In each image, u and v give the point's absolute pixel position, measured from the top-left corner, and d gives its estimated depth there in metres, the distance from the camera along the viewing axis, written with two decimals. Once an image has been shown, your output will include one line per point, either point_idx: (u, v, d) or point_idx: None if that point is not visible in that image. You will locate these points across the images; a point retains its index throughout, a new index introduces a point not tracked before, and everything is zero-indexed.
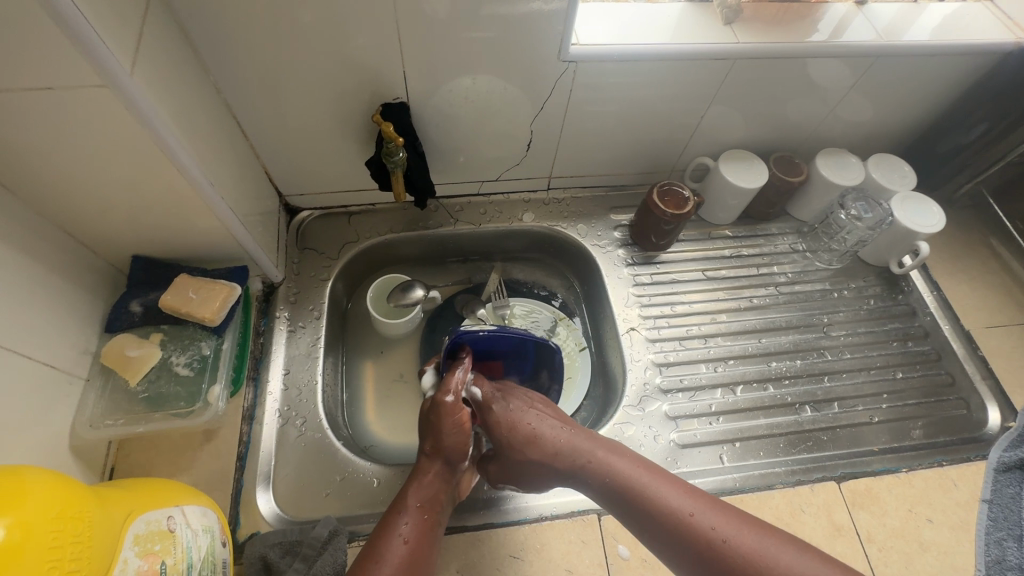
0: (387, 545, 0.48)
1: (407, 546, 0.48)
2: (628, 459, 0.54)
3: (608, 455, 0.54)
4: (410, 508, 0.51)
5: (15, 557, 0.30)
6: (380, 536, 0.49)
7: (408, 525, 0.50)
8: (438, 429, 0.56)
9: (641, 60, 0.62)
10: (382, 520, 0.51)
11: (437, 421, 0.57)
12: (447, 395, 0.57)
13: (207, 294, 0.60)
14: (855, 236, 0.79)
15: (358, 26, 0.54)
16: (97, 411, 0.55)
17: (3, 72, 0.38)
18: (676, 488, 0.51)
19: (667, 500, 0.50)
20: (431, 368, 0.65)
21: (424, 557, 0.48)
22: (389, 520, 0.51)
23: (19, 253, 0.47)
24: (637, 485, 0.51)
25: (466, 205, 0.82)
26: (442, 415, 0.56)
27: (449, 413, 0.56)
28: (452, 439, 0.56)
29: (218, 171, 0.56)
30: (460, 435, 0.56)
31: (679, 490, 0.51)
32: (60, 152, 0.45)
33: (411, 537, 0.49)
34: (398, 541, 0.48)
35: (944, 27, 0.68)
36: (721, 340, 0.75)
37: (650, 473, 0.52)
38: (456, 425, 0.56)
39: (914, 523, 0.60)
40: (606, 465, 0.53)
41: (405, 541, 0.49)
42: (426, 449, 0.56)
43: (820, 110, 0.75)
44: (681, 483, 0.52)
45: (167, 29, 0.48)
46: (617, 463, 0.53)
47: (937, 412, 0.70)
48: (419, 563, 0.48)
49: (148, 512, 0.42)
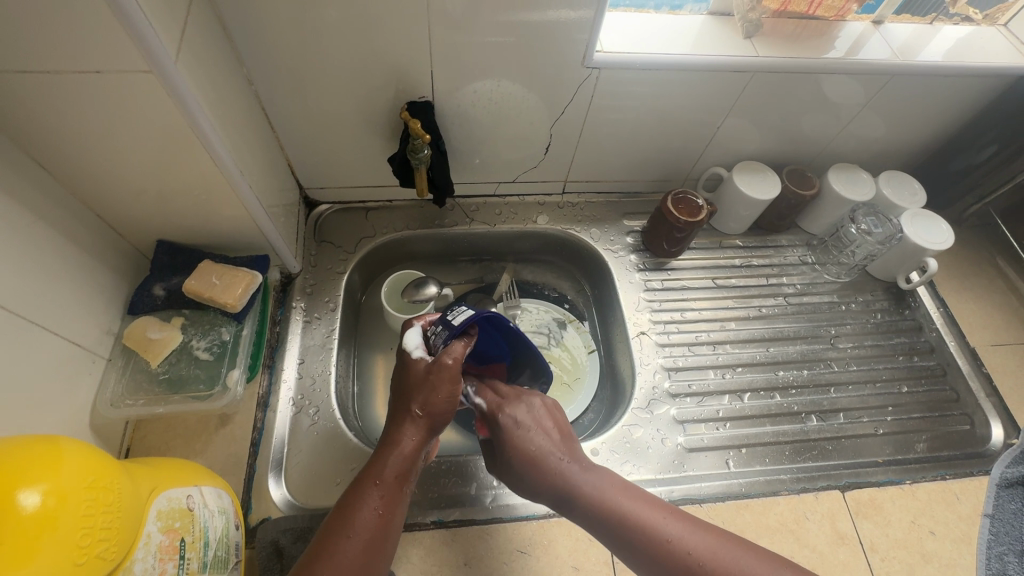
0: (360, 516, 0.47)
1: (379, 518, 0.48)
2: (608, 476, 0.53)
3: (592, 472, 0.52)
4: (386, 479, 0.49)
5: (52, 522, 0.30)
6: (352, 504, 0.48)
7: (382, 496, 0.49)
8: (429, 391, 0.53)
9: (662, 69, 0.64)
10: (355, 484, 0.50)
11: (433, 384, 0.53)
12: (447, 358, 0.53)
13: (230, 280, 0.61)
14: (864, 251, 0.80)
15: (391, 26, 0.56)
16: (118, 390, 0.56)
17: (55, 54, 0.39)
18: (651, 503, 0.50)
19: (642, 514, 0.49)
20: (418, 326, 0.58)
21: (393, 529, 0.49)
22: (361, 489, 0.49)
23: (53, 231, 0.49)
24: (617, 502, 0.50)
25: (482, 205, 0.83)
26: (439, 376, 0.53)
27: (449, 378, 0.53)
28: (443, 404, 0.53)
29: (246, 160, 0.57)
30: (451, 403, 0.53)
31: (652, 505, 0.50)
32: (99, 135, 0.46)
33: (384, 511, 0.48)
34: (371, 513, 0.47)
35: (958, 49, 0.69)
36: (730, 347, 0.76)
37: (628, 491, 0.51)
38: (449, 393, 0.53)
39: (917, 534, 0.61)
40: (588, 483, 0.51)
41: (377, 513, 0.48)
42: (413, 410, 0.53)
43: (833, 126, 0.76)
44: (657, 500, 0.51)
45: (208, 21, 0.50)
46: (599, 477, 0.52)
47: (940, 427, 0.71)
48: (388, 536, 0.48)
49: (170, 489, 0.43)
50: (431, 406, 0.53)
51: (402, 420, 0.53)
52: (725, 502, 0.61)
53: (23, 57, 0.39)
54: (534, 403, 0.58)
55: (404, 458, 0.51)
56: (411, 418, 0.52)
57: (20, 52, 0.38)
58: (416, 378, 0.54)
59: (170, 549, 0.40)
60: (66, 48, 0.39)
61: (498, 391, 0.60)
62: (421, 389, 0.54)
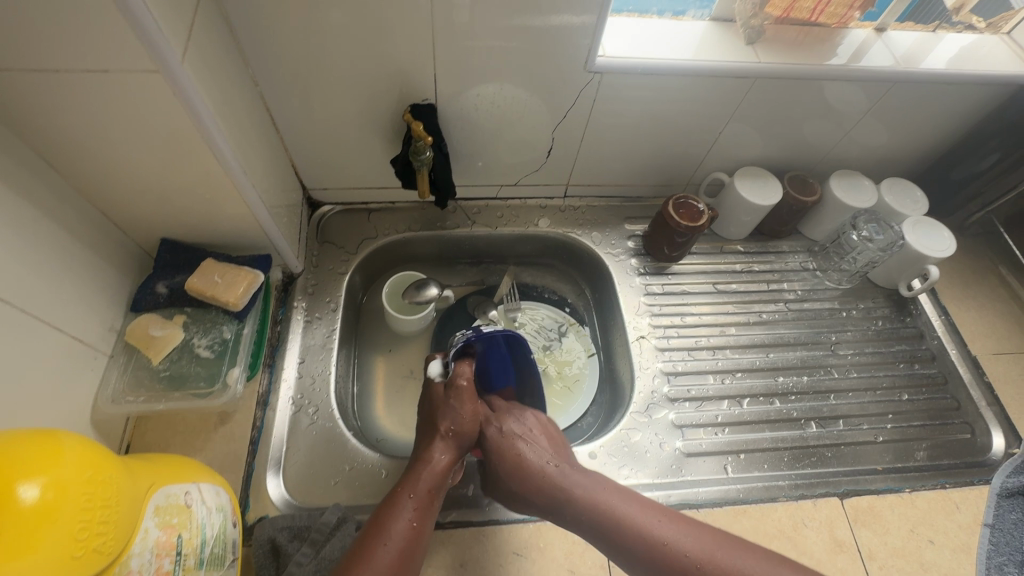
0: (394, 524, 0.48)
1: (413, 528, 0.48)
2: (602, 481, 0.53)
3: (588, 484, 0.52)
4: (420, 491, 0.51)
5: (52, 514, 0.31)
6: (387, 514, 0.49)
7: (416, 507, 0.50)
8: (454, 411, 0.56)
9: (664, 75, 0.64)
10: (389, 497, 0.51)
11: (456, 405, 0.56)
12: (462, 379, 0.57)
13: (232, 278, 0.61)
14: (866, 257, 0.79)
15: (395, 29, 0.56)
16: (119, 386, 0.56)
17: (63, 53, 0.40)
18: (645, 506, 0.50)
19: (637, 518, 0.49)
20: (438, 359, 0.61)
21: (425, 541, 0.49)
22: (395, 500, 0.50)
23: (58, 227, 0.49)
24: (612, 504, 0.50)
25: (483, 208, 0.84)
26: (460, 397, 0.56)
27: (469, 399, 0.57)
28: (468, 424, 0.56)
29: (250, 160, 0.57)
30: (476, 423, 0.56)
31: (648, 509, 0.50)
32: (106, 134, 0.47)
33: (417, 521, 0.49)
34: (406, 522, 0.48)
35: (961, 57, 0.69)
36: (730, 352, 0.76)
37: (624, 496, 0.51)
38: (473, 412, 0.57)
39: (916, 543, 0.60)
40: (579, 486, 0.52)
41: (411, 524, 0.49)
42: (442, 430, 0.55)
43: (835, 132, 0.76)
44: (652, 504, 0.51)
45: (215, 23, 0.51)
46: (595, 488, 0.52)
47: (941, 435, 0.71)
48: (421, 547, 0.48)
49: (168, 485, 0.43)
50: (458, 426, 0.55)
51: (431, 439, 0.55)
52: (722, 508, 0.61)
53: (32, 56, 0.39)
54: (527, 415, 0.59)
55: (437, 472, 0.53)
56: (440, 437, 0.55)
57: (31, 52, 0.39)
58: (439, 403, 0.57)
59: (167, 545, 0.40)
60: (74, 47, 0.39)
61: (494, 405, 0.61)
62: (446, 412, 0.56)
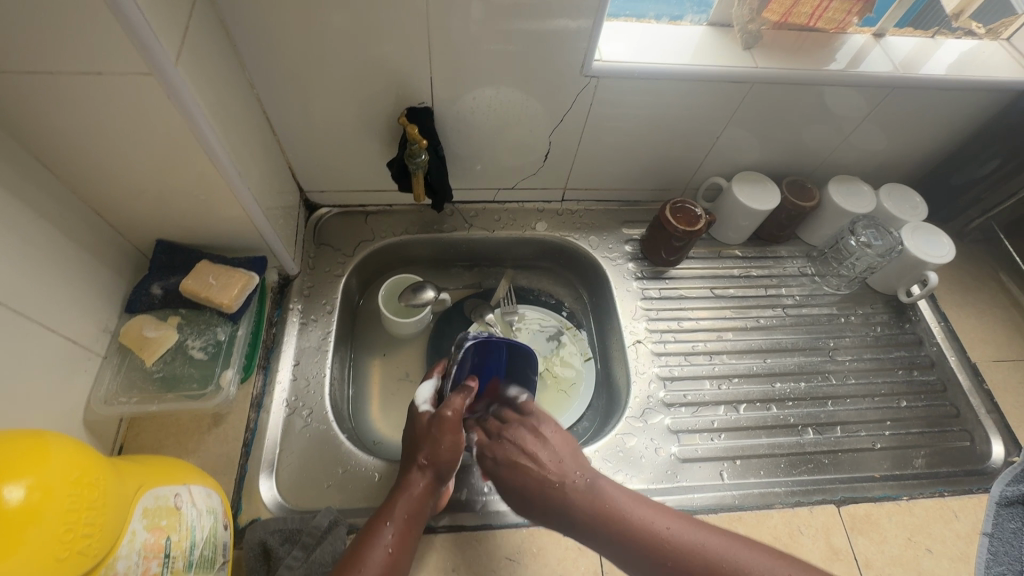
0: (370, 554, 0.47)
1: (389, 556, 0.47)
2: (610, 484, 0.52)
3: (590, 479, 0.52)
4: (396, 519, 0.50)
5: (37, 516, 0.31)
6: (363, 544, 0.48)
7: (392, 535, 0.49)
8: (432, 441, 0.54)
9: (661, 80, 0.64)
10: (367, 525, 0.50)
11: (436, 435, 0.54)
12: (448, 411, 0.54)
13: (226, 280, 0.61)
14: (864, 263, 0.79)
15: (392, 33, 0.57)
16: (112, 387, 0.56)
17: (58, 55, 0.40)
18: (651, 508, 0.49)
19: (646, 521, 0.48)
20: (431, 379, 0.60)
21: (403, 568, 0.48)
22: (373, 528, 0.49)
23: (52, 228, 0.49)
24: (619, 510, 0.49)
25: (481, 211, 0.84)
26: (441, 428, 0.54)
27: (450, 429, 0.53)
28: (447, 455, 0.53)
29: (246, 163, 0.58)
30: (456, 454, 0.53)
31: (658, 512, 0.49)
32: (100, 136, 0.47)
33: (394, 549, 0.48)
34: (380, 550, 0.47)
35: (960, 62, 0.69)
36: (726, 357, 0.75)
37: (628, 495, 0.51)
38: (453, 443, 0.53)
39: (914, 552, 0.60)
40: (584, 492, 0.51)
41: (386, 553, 0.48)
42: (420, 459, 0.53)
43: (834, 138, 0.76)
44: (664, 507, 0.50)
45: (211, 26, 0.51)
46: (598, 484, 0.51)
47: (940, 443, 0.70)
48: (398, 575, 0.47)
49: (157, 488, 0.43)
50: (435, 455, 0.53)
51: (410, 467, 0.54)
52: (718, 514, 0.61)
53: (26, 58, 0.40)
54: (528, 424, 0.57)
55: (414, 499, 0.51)
56: (418, 466, 0.53)
57: (24, 53, 0.39)
58: (421, 430, 0.55)
59: (155, 548, 0.40)
60: (68, 49, 0.39)
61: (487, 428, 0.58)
62: (426, 440, 0.54)
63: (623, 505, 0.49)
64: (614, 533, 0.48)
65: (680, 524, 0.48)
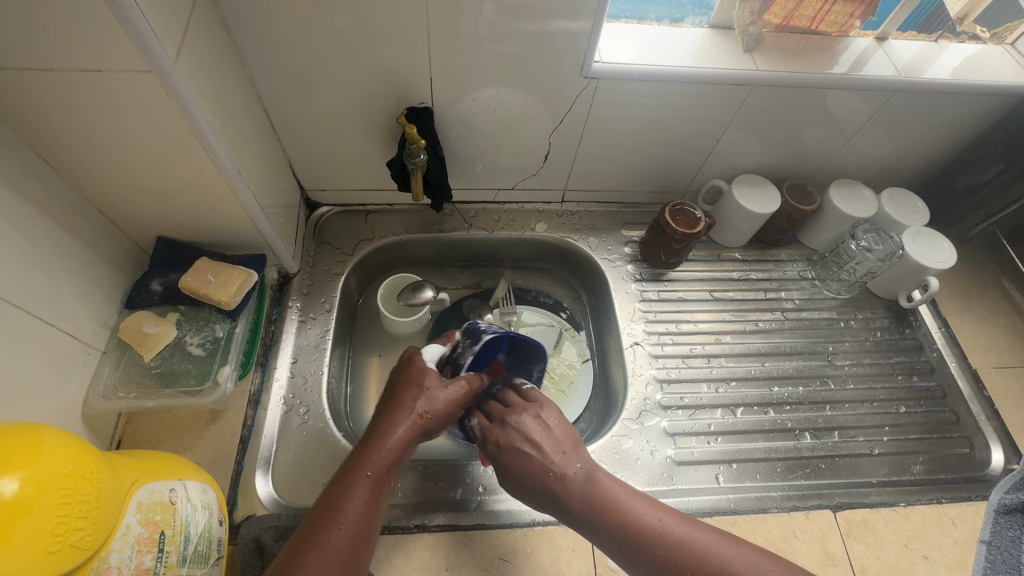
0: (348, 507, 0.44)
1: (366, 512, 0.45)
2: (607, 473, 0.51)
3: (588, 471, 0.50)
4: (378, 470, 0.47)
5: (28, 508, 0.31)
6: (341, 494, 0.45)
7: (371, 487, 0.46)
8: (434, 392, 0.52)
9: (660, 81, 0.64)
10: (344, 472, 0.47)
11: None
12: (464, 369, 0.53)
13: (225, 277, 0.62)
14: (865, 267, 0.78)
15: (392, 34, 0.57)
16: (111, 382, 0.56)
17: (59, 53, 0.40)
18: (646, 500, 0.48)
19: (635, 510, 0.47)
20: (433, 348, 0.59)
21: (376, 523, 0.46)
22: (351, 478, 0.46)
23: (54, 225, 0.50)
24: (613, 499, 0.48)
25: (481, 211, 0.84)
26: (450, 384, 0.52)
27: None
28: (444, 409, 0.52)
29: (246, 161, 0.58)
30: (451, 410, 0.52)
31: (652, 502, 0.47)
32: (101, 133, 0.48)
33: (371, 503, 0.45)
34: (358, 504, 0.44)
35: (963, 67, 0.69)
36: (724, 360, 0.75)
37: (624, 486, 0.49)
38: (453, 400, 0.52)
39: (910, 558, 0.59)
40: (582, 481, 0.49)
41: (365, 506, 0.45)
42: (413, 408, 0.51)
43: (836, 141, 0.76)
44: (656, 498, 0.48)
45: (212, 25, 0.51)
46: (594, 475, 0.50)
47: (939, 449, 0.70)
48: (370, 529, 0.45)
49: (152, 482, 0.43)
50: (434, 408, 0.51)
51: (400, 412, 0.51)
52: (713, 517, 0.61)
53: (26, 55, 0.40)
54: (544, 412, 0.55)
55: (399, 451, 0.48)
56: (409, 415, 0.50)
57: (25, 51, 0.40)
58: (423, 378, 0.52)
59: (149, 541, 0.41)
60: (69, 47, 0.40)
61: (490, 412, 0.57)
62: (425, 389, 0.52)
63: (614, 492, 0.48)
64: (601, 522, 0.47)
65: (668, 514, 0.47)
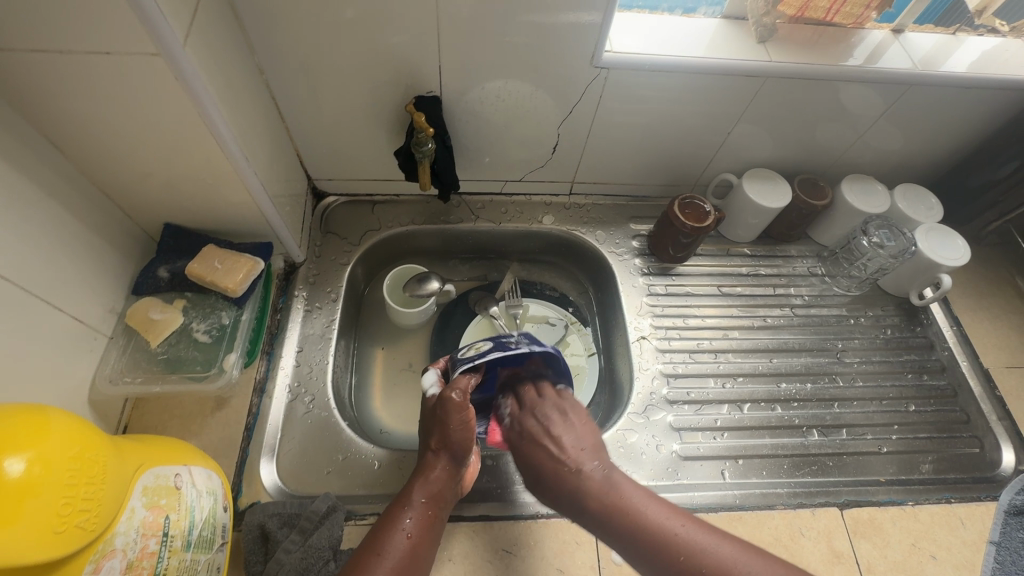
0: (391, 538, 0.47)
1: (410, 542, 0.48)
2: (625, 476, 0.52)
3: (606, 470, 0.52)
4: (416, 503, 0.50)
5: (34, 488, 0.31)
6: (384, 528, 0.48)
7: (413, 519, 0.49)
8: (442, 424, 0.53)
9: (671, 72, 0.63)
10: (387, 510, 0.51)
11: (443, 418, 0.53)
12: (453, 391, 0.53)
13: (232, 265, 0.62)
14: (876, 264, 0.77)
15: (400, 22, 0.56)
16: (118, 367, 0.57)
17: (66, 34, 0.40)
18: (667, 509, 0.48)
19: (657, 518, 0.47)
20: (433, 369, 0.58)
21: (425, 552, 0.48)
22: (393, 513, 0.50)
23: (60, 209, 0.50)
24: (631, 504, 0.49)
25: (488, 203, 0.83)
26: (449, 410, 0.53)
27: (457, 409, 0.53)
28: (458, 436, 0.53)
29: (253, 148, 0.58)
30: (468, 434, 0.53)
31: (672, 511, 0.48)
32: (108, 116, 0.47)
33: (415, 532, 0.48)
34: (402, 536, 0.48)
35: (981, 61, 0.67)
36: (732, 356, 0.74)
37: (642, 490, 0.50)
38: (463, 422, 0.53)
39: (917, 558, 0.58)
40: (597, 480, 0.51)
41: (407, 536, 0.48)
42: (432, 444, 0.54)
43: (849, 136, 0.75)
44: (680, 510, 0.49)
45: (220, 11, 0.51)
46: (612, 476, 0.51)
47: (948, 449, 0.69)
48: (421, 558, 0.48)
49: (157, 466, 0.44)
50: (446, 438, 0.53)
51: (426, 452, 0.54)
52: (719, 512, 0.60)
53: (35, 36, 0.40)
54: (557, 411, 0.58)
55: (432, 484, 0.52)
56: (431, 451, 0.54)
57: (33, 33, 0.39)
58: (431, 414, 0.55)
59: (154, 525, 0.41)
60: (78, 30, 0.40)
61: (522, 399, 0.60)
62: (436, 425, 0.54)
63: (633, 497, 0.49)
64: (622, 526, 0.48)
65: (692, 524, 0.47)
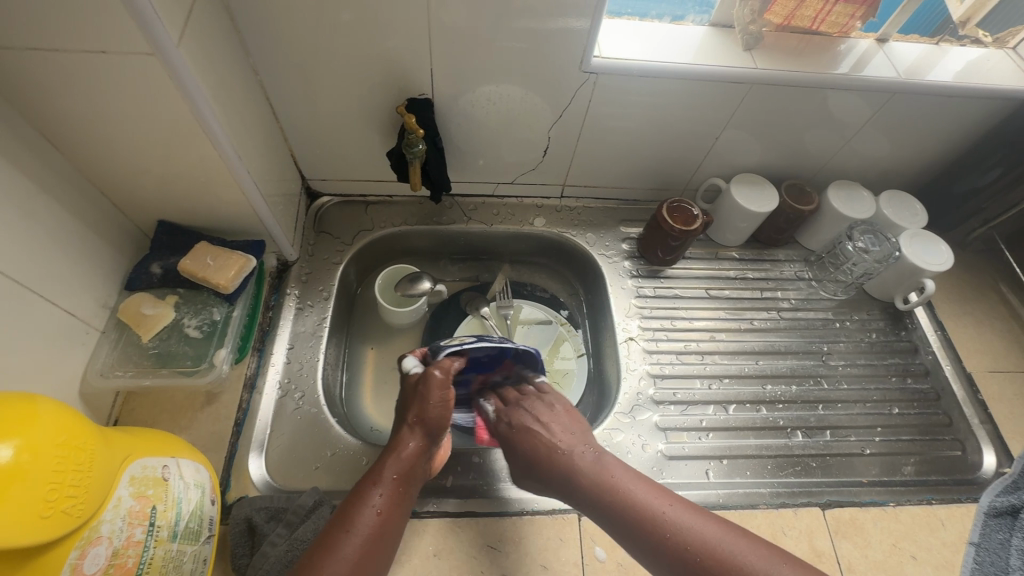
0: (359, 515, 0.48)
1: (378, 520, 0.48)
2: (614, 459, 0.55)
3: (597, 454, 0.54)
4: (386, 479, 0.51)
5: (20, 474, 0.32)
6: (353, 504, 0.49)
7: (381, 496, 0.50)
8: (421, 399, 0.55)
9: (660, 78, 0.64)
10: (357, 486, 0.51)
11: (423, 393, 0.55)
12: (436, 368, 0.55)
13: (223, 262, 0.63)
14: (862, 269, 0.79)
15: (393, 26, 0.57)
16: (109, 361, 0.57)
17: (63, 33, 0.41)
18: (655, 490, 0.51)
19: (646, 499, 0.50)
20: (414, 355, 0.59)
21: (391, 532, 0.49)
22: (363, 489, 0.51)
23: (55, 204, 0.51)
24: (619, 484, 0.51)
25: (480, 205, 0.84)
26: (430, 385, 0.55)
27: (438, 386, 0.55)
28: (434, 412, 0.54)
29: (247, 148, 0.59)
30: (445, 410, 0.54)
31: (661, 492, 0.51)
32: (103, 113, 0.48)
33: (383, 509, 0.49)
34: (371, 512, 0.48)
35: (965, 71, 0.69)
36: (719, 358, 0.75)
37: (629, 472, 0.53)
38: (441, 399, 0.54)
39: (898, 557, 0.59)
40: (590, 464, 0.53)
41: (377, 512, 0.49)
42: (409, 418, 0.55)
43: (835, 142, 0.76)
44: (669, 491, 0.51)
45: (215, 12, 0.52)
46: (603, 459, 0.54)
47: (931, 451, 0.70)
48: (388, 537, 0.48)
49: (145, 457, 0.44)
50: (423, 412, 0.54)
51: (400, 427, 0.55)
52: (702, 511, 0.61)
53: (33, 35, 0.41)
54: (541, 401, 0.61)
55: (405, 459, 0.52)
56: (407, 425, 0.54)
57: (31, 31, 0.40)
58: (410, 389, 0.56)
59: (140, 515, 0.41)
60: (74, 28, 0.41)
61: (505, 396, 0.63)
62: (414, 399, 0.55)
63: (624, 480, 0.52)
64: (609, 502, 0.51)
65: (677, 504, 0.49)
